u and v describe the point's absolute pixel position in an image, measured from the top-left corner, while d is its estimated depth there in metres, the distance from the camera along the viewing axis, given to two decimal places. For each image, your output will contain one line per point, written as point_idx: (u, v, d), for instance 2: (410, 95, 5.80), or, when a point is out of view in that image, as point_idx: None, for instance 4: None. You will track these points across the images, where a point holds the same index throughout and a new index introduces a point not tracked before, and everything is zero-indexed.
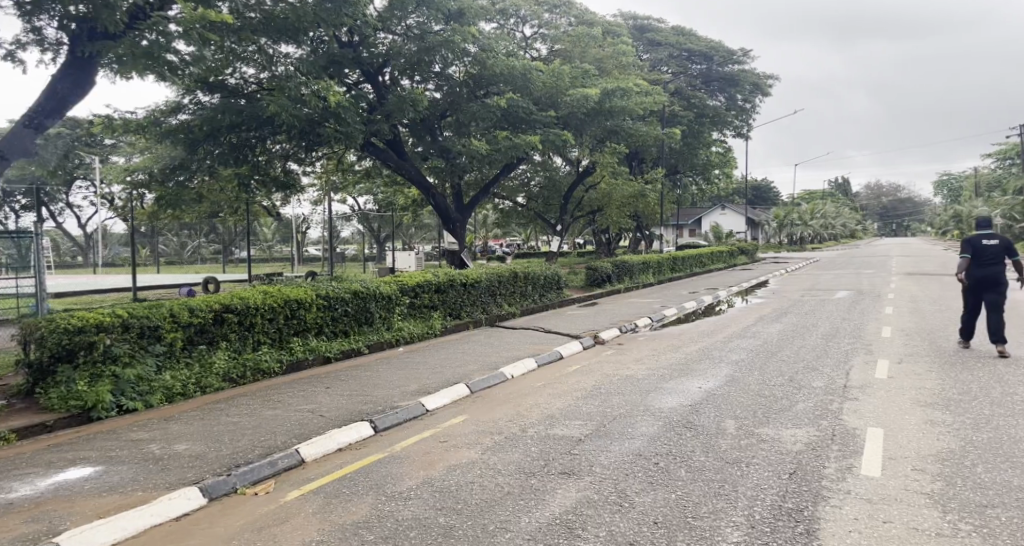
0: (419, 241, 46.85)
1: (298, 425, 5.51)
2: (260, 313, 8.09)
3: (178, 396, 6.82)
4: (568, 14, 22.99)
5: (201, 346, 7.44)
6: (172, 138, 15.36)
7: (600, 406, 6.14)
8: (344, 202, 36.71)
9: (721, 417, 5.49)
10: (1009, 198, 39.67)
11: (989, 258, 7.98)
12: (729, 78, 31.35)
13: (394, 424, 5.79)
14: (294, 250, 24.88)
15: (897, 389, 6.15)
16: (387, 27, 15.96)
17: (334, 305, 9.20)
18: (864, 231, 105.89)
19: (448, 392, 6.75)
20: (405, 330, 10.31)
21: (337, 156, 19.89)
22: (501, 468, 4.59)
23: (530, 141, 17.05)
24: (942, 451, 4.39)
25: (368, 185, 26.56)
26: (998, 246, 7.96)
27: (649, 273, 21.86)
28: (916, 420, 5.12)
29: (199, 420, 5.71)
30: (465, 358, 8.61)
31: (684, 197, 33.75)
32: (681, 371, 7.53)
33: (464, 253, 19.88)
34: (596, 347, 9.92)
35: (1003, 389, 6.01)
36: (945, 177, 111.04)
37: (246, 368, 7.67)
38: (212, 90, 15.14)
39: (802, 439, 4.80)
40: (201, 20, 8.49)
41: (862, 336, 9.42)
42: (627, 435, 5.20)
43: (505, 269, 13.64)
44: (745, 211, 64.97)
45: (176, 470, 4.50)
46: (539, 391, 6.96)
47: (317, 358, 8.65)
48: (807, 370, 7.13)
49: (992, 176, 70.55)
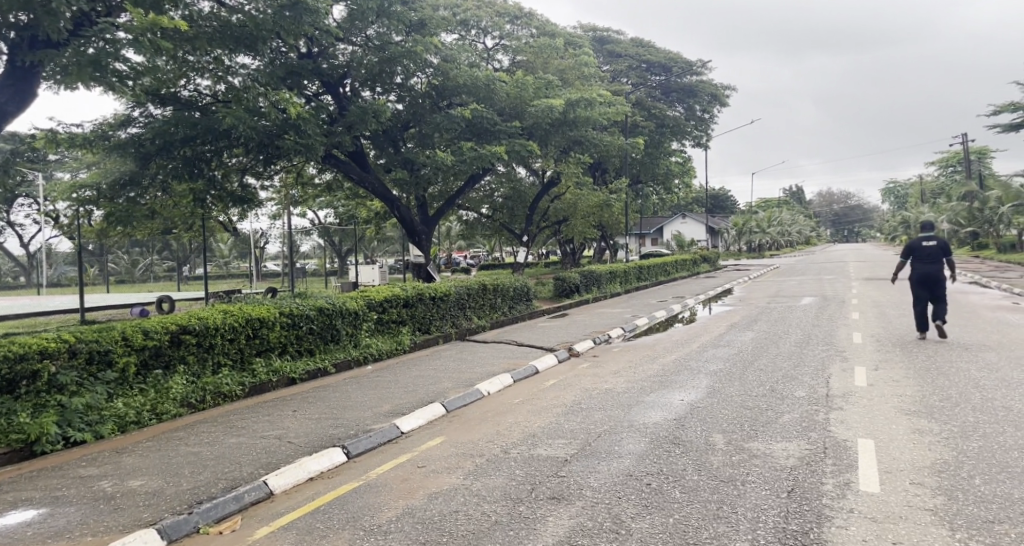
0: (381, 254, 46.18)
1: (265, 454, 5.14)
2: (220, 334, 7.68)
3: (132, 426, 6.38)
4: (529, 25, 22.94)
5: (156, 371, 7.00)
6: (120, 151, 14.69)
7: (582, 423, 5.92)
8: (304, 215, 36.02)
9: (709, 432, 5.33)
10: (955, 204, 41.09)
11: (927, 258, 9.54)
12: (687, 89, 31.91)
13: (368, 449, 5.47)
14: (252, 265, 24.18)
15: (879, 397, 6.09)
16: (346, 38, 15.73)
17: (299, 323, 8.81)
18: (818, 237, 108.87)
19: (423, 412, 6.46)
20: (373, 347, 9.97)
21: (296, 169, 19.42)
22: (486, 495, 4.33)
23: (495, 152, 16.88)
24: (937, 462, 4.30)
25: (328, 198, 26.06)
26: (935, 249, 9.54)
27: (616, 283, 21.85)
28: (904, 429, 5.04)
29: (155, 452, 5.28)
30: (437, 375, 8.31)
31: (647, 207, 34.04)
32: (660, 384, 7.37)
33: (430, 267, 19.61)
34: (571, 360, 9.72)
35: (982, 394, 6.00)
36: (893, 185, 115.04)
37: (205, 392, 7.24)
38: (164, 102, 14.63)
39: (794, 453, 4.66)
40: (154, 27, 7.99)
41: (834, 343, 9.45)
42: (614, 453, 4.99)
43: (474, 281, 13.39)
44: (704, 220, 66.08)
45: (131, 510, 4.10)
46: (517, 408, 6.71)
47: (282, 379, 8.26)
48: (787, 380, 7.05)
49: (936, 183, 73.35)
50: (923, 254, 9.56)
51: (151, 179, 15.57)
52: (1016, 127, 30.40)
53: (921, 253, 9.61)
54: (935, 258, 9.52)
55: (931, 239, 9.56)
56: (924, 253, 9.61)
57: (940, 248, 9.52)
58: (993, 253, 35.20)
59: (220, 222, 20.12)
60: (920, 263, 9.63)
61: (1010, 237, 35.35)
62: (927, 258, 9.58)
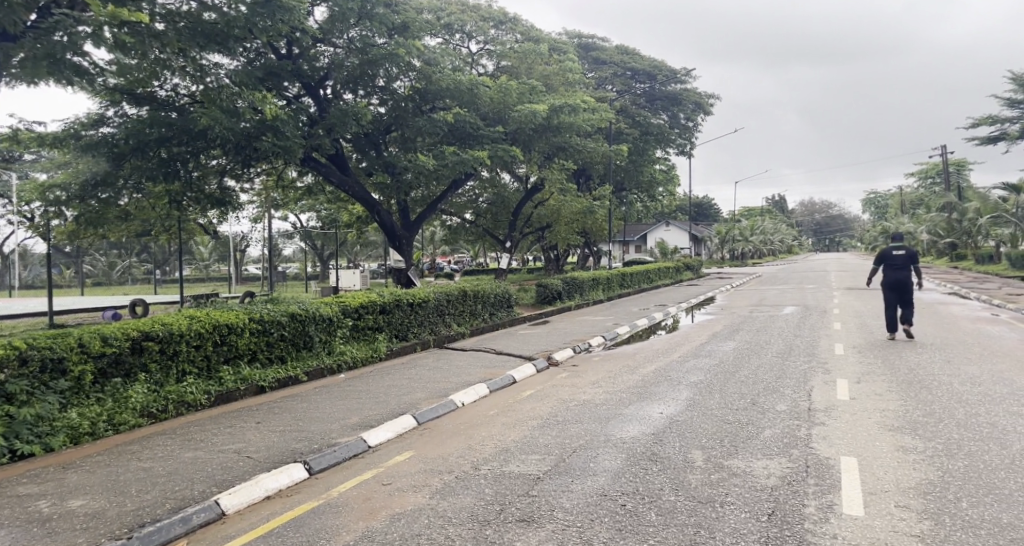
0: (363, 258, 45.76)
1: (220, 471, 4.86)
2: (185, 340, 7.37)
3: (85, 437, 6.07)
4: (514, 30, 22.76)
5: (115, 379, 6.67)
6: (92, 151, 14.22)
7: (557, 437, 5.70)
8: (285, 219, 35.57)
9: (687, 447, 5.15)
10: (933, 216, 41.59)
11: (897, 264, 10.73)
12: (672, 97, 31.94)
13: (332, 464, 5.20)
14: (230, 267, 23.76)
15: (861, 411, 5.94)
16: (327, 40, 15.45)
17: (270, 330, 8.53)
18: (801, 247, 109.85)
19: (393, 424, 6.19)
20: (348, 354, 9.69)
21: (277, 171, 19.11)
22: (451, 516, 4.09)
23: (478, 157, 16.64)
24: (922, 482, 4.13)
25: (310, 201, 25.75)
26: (905, 256, 10.71)
27: (599, 290, 21.70)
28: (887, 447, 4.87)
29: (105, 467, 4.98)
30: (411, 385, 8.05)
31: (631, 214, 33.97)
32: (640, 396, 7.17)
33: (411, 272, 19.45)
34: (550, 370, 9.50)
35: (966, 410, 5.87)
36: (874, 196, 116.46)
37: (167, 401, 6.93)
38: (139, 102, 14.22)
39: (775, 472, 4.47)
40: (112, 20, 7.52)
41: (816, 354, 9.32)
42: (588, 471, 4.77)
43: (454, 287, 13.13)
44: (688, 228, 66.33)
45: (65, 534, 3.80)
46: (491, 421, 6.47)
47: (250, 388, 7.96)
48: (768, 393, 6.88)
49: (915, 195, 74.25)
50: (891, 262, 10.83)
51: (125, 180, 15.12)
52: (994, 140, 30.81)
53: (891, 260, 10.89)
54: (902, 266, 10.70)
55: (900, 247, 10.81)
56: (897, 262, 10.92)
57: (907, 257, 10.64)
58: (971, 264, 35.68)
59: (198, 225, 19.72)
60: (891, 269, 10.90)
61: (987, 248, 35.78)
62: (897, 265, 10.89)
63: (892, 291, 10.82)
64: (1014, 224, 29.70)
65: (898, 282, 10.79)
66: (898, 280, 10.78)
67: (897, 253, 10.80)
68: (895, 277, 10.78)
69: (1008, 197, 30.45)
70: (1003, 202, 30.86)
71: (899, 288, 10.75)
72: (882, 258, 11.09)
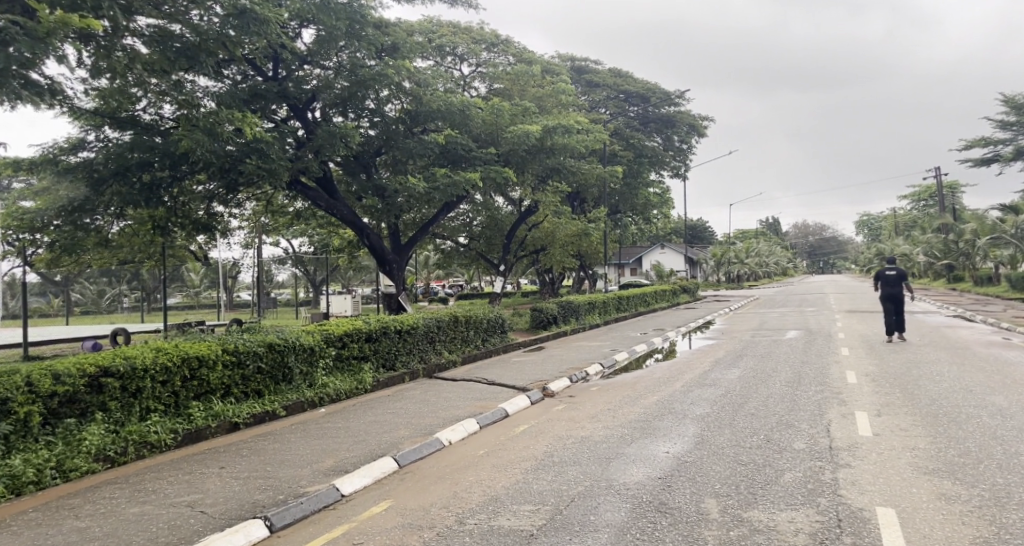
0: (357, 283, 45.21)
1: (167, 531, 4.24)
2: (150, 376, 6.73)
3: (28, 487, 5.44)
4: (506, 52, 22.64)
5: (68, 419, 6.03)
6: (70, 175, 13.61)
7: (553, 483, 5.10)
8: (278, 243, 35.13)
9: (700, 496, 4.56)
10: (930, 237, 41.10)
11: (890, 282, 12.00)
12: (665, 119, 31.75)
13: (297, 519, 4.59)
14: (220, 294, 23.42)
15: (890, 451, 5.37)
16: (314, 61, 15.02)
17: (245, 362, 7.90)
18: (796, 269, 110.05)
19: (371, 468, 5.60)
20: (330, 387, 9.07)
21: (265, 196, 18.69)
22: None
23: (470, 178, 16.14)
24: (977, 542, 3.57)
25: (302, 226, 25.33)
26: (896, 275, 11.95)
27: (594, 314, 21.11)
28: (925, 495, 4.31)
29: (34, 528, 4.34)
30: (395, 421, 7.45)
31: (626, 237, 33.60)
32: (643, 432, 6.59)
33: (402, 297, 18.74)
34: (546, 402, 8.93)
35: (1005, 448, 5.31)
36: (868, 218, 116.70)
37: (127, 443, 6.30)
38: (121, 126, 13.69)
39: (803, 528, 3.89)
40: (62, 28, 7.06)
41: (829, 383, 8.76)
42: (589, 526, 4.17)
43: (445, 314, 12.55)
44: (684, 251, 65.99)
45: None
46: (480, 462, 5.90)
47: (222, 425, 7.33)
48: (783, 428, 6.31)
49: (909, 217, 74.26)
50: (888, 279, 11.98)
51: (106, 205, 14.51)
52: (988, 161, 30.59)
53: (884, 277, 12.00)
54: (898, 281, 11.88)
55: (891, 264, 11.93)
56: (890, 279, 11.99)
57: (902, 272, 11.91)
58: (969, 287, 35.39)
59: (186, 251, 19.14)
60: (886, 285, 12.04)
61: (986, 270, 35.44)
62: (891, 282, 12.01)
63: (885, 304, 12.11)
64: (1014, 244, 29.12)
65: (892, 295, 12.04)
66: (892, 295, 12.01)
67: (890, 271, 11.95)
68: (890, 292, 11.90)
69: (1006, 218, 29.97)
70: (1001, 223, 30.23)
71: (893, 300, 12.08)
72: (883, 277, 12.01)
